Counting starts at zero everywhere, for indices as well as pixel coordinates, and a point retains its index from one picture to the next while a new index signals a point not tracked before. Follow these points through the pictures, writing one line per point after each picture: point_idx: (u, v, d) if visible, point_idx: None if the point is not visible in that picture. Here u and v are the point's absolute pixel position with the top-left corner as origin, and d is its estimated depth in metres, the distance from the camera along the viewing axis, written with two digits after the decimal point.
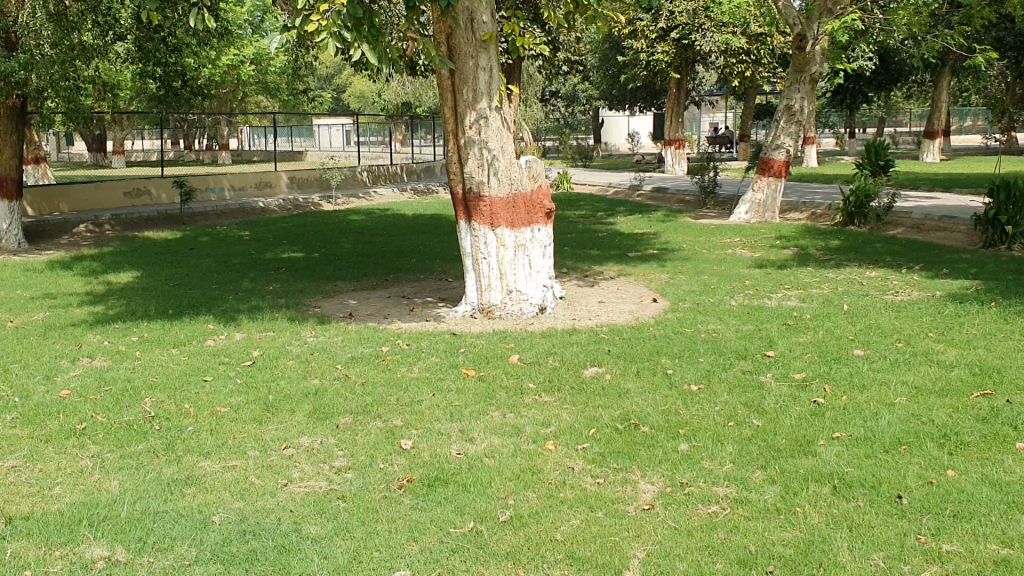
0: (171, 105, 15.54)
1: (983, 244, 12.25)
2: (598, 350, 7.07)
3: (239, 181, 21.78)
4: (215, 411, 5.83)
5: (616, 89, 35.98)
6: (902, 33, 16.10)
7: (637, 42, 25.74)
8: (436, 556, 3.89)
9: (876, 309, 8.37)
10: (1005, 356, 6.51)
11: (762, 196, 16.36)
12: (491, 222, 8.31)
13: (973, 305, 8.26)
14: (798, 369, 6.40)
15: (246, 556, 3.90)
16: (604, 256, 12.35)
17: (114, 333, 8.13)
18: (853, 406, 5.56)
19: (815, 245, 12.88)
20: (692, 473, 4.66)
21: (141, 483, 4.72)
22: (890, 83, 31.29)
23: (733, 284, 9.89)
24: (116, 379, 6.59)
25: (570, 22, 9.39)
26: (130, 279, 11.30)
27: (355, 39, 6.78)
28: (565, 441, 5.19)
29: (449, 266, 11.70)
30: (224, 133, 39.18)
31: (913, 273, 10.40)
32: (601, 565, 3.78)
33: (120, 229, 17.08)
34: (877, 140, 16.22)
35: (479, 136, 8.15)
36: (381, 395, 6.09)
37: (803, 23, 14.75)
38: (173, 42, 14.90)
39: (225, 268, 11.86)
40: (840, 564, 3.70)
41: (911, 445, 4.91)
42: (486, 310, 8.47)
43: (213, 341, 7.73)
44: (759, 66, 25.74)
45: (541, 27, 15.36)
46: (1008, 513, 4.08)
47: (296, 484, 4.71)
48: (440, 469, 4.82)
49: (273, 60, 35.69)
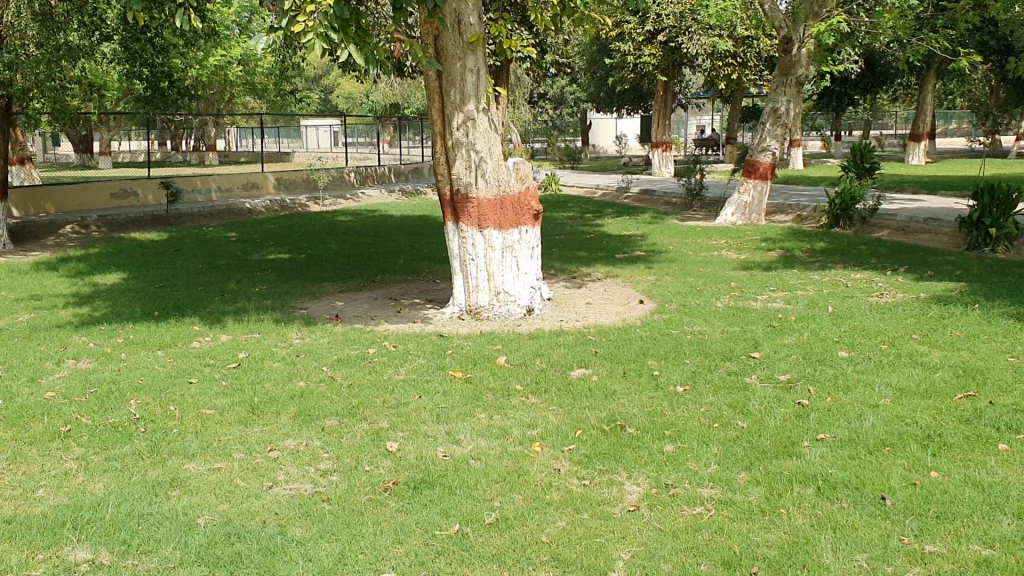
0: (159, 105, 15.53)
1: (968, 246, 12.29)
2: (585, 351, 7.10)
3: (226, 181, 21.76)
4: (201, 413, 5.83)
5: (604, 92, 36.14)
6: (887, 37, 16.23)
7: (625, 44, 25.65)
8: (421, 558, 3.89)
9: (861, 309, 8.47)
10: (988, 358, 6.56)
11: (749, 197, 16.40)
12: (479, 223, 8.31)
13: (958, 306, 8.35)
14: (783, 369, 6.44)
15: (231, 557, 3.90)
16: (590, 258, 12.39)
17: (101, 334, 8.11)
18: (839, 407, 5.59)
19: (800, 248, 12.90)
20: (679, 474, 4.67)
21: (126, 485, 4.71)
22: (875, 86, 31.46)
23: (719, 286, 9.94)
24: (103, 380, 6.58)
25: (558, 24, 9.40)
26: (118, 280, 11.27)
27: (342, 40, 6.78)
28: (551, 442, 5.21)
29: (437, 267, 11.73)
30: (212, 134, 39.22)
31: (898, 274, 10.52)
32: (587, 567, 3.79)
33: (106, 230, 17.01)
34: (863, 143, 16.26)
35: (468, 137, 8.15)
36: (369, 396, 6.12)
37: (790, 25, 14.69)
38: (160, 42, 14.69)
39: (213, 270, 11.83)
40: (825, 565, 3.72)
41: (895, 446, 4.94)
42: (474, 311, 8.46)
43: (199, 343, 7.70)
44: (747, 69, 25.93)
45: (529, 29, 15.36)
46: (990, 513, 4.11)
47: (282, 485, 4.71)
48: (426, 471, 4.83)
49: (261, 60, 35.66)
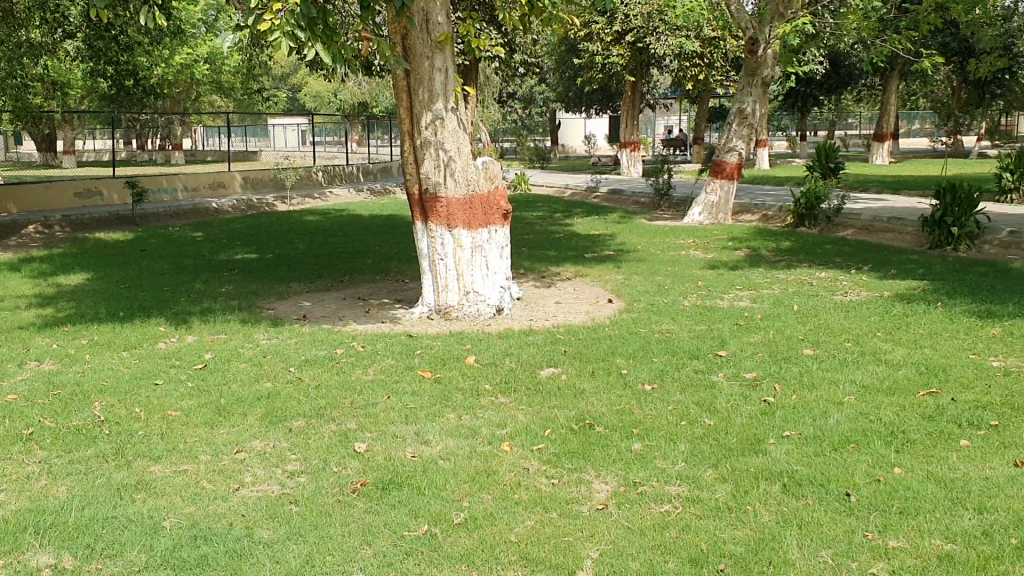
0: (124, 104, 15.34)
1: (931, 245, 12.45)
2: (554, 351, 7.11)
3: (192, 181, 21.55)
4: (167, 415, 5.76)
5: (573, 92, 36.24)
6: (852, 38, 16.41)
7: (593, 44, 25.72)
8: (389, 559, 3.88)
9: (826, 308, 8.55)
10: (950, 355, 6.66)
11: (716, 197, 16.51)
12: (448, 223, 8.30)
13: (920, 304, 8.45)
14: (749, 368, 6.48)
15: (197, 561, 3.86)
16: (559, 258, 12.41)
17: (64, 336, 8.00)
18: (804, 404, 5.65)
19: (766, 247, 13.01)
20: (647, 472, 4.69)
21: (90, 488, 4.66)
22: (840, 87, 31.82)
23: (687, 285, 10.00)
24: (66, 382, 6.49)
25: (526, 23, 9.41)
26: (82, 281, 11.13)
27: (309, 38, 6.74)
28: (520, 441, 5.22)
29: (405, 267, 11.69)
30: (178, 134, 38.85)
31: (862, 272, 10.63)
32: (555, 566, 3.80)
33: (70, 230, 16.80)
34: (828, 143, 16.44)
35: (436, 137, 8.13)
36: (336, 397, 6.09)
37: (756, 26, 14.84)
38: (124, 40, 14.36)
39: (179, 270, 11.71)
40: (790, 561, 3.76)
41: (859, 442, 5.00)
42: (443, 311, 8.45)
43: (165, 344, 7.62)
44: (713, 69, 26.14)
45: (497, 28, 15.38)
46: (952, 509, 4.17)
47: (249, 487, 4.68)
48: (394, 471, 4.82)
49: (228, 59, 35.38)
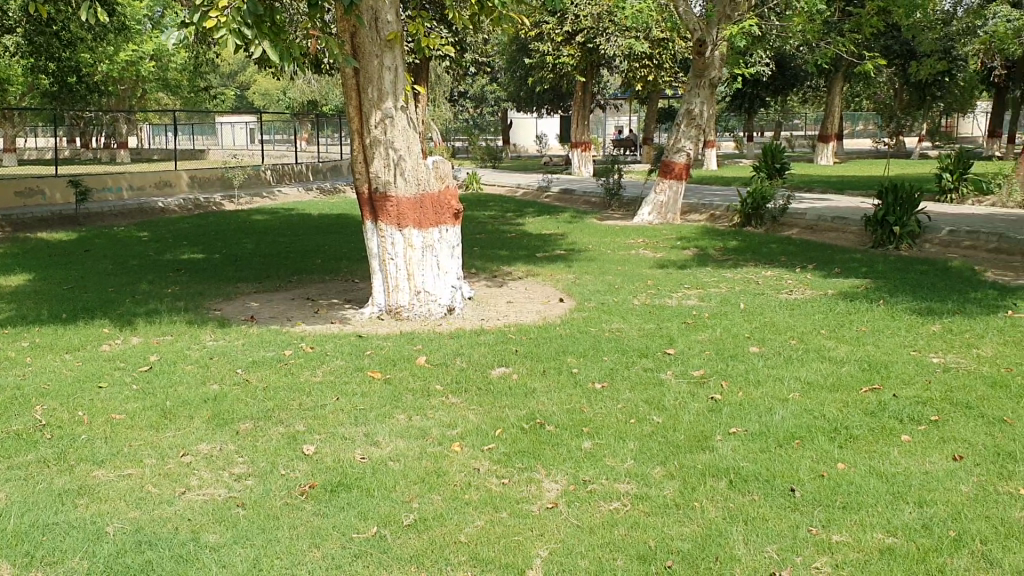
0: (66, 100, 15.11)
1: (873, 244, 12.67)
2: (505, 350, 7.12)
3: (138, 180, 21.19)
4: (111, 418, 5.66)
5: (524, 92, 36.32)
6: (797, 41, 16.67)
7: (544, 44, 25.80)
8: (338, 562, 3.85)
9: (772, 306, 8.67)
10: (891, 352, 6.79)
11: (665, 197, 16.66)
12: (398, 223, 8.26)
13: (863, 302, 8.60)
14: (697, 366, 6.55)
15: (141, 567, 3.80)
16: (509, 257, 12.41)
17: (3, 339, 7.80)
18: (750, 401, 5.73)
19: (715, 246, 13.15)
20: (596, 470, 4.72)
21: (30, 494, 4.56)
22: (786, 88, 32.31)
23: (636, 284, 10.07)
24: (5, 386, 6.34)
25: (475, 23, 9.40)
26: (22, 282, 10.86)
27: (256, 36, 6.67)
28: (470, 442, 5.21)
29: (356, 267, 11.62)
30: (123, 132, 38.13)
31: (807, 271, 10.80)
32: (504, 565, 3.80)
33: (11, 230, 16.42)
34: (774, 144, 16.68)
35: (386, 136, 8.10)
36: (285, 399, 6.03)
37: (704, 28, 15.01)
38: (66, 36, 14.18)
39: (123, 271, 11.49)
40: (736, 556, 3.81)
41: (804, 438, 5.09)
42: (394, 311, 8.42)
43: (109, 347, 7.48)
44: (662, 71, 26.41)
45: (448, 28, 15.35)
46: (893, 502, 4.25)
47: (195, 491, 4.61)
48: (343, 473, 4.79)
49: (174, 56, 34.84)
